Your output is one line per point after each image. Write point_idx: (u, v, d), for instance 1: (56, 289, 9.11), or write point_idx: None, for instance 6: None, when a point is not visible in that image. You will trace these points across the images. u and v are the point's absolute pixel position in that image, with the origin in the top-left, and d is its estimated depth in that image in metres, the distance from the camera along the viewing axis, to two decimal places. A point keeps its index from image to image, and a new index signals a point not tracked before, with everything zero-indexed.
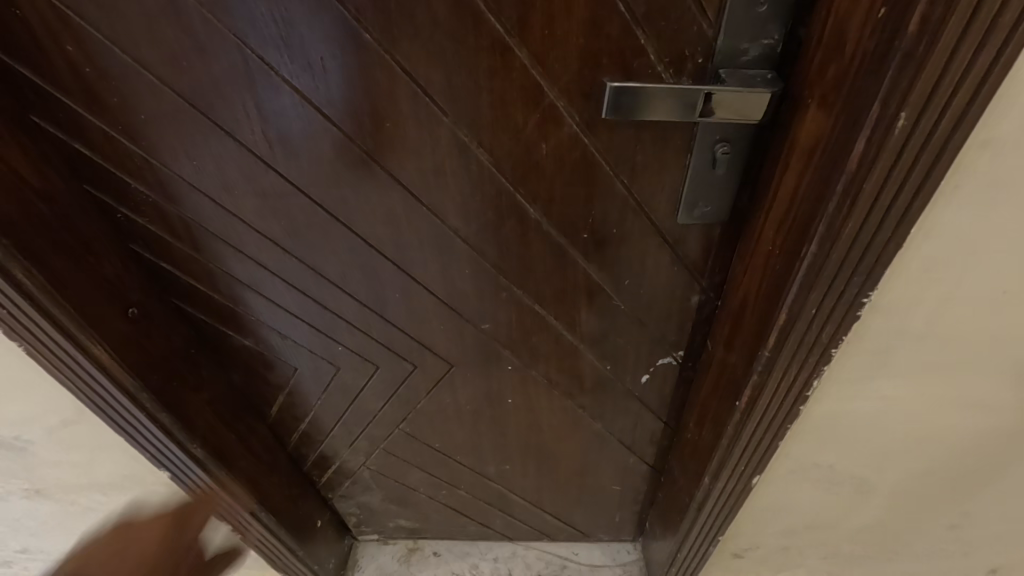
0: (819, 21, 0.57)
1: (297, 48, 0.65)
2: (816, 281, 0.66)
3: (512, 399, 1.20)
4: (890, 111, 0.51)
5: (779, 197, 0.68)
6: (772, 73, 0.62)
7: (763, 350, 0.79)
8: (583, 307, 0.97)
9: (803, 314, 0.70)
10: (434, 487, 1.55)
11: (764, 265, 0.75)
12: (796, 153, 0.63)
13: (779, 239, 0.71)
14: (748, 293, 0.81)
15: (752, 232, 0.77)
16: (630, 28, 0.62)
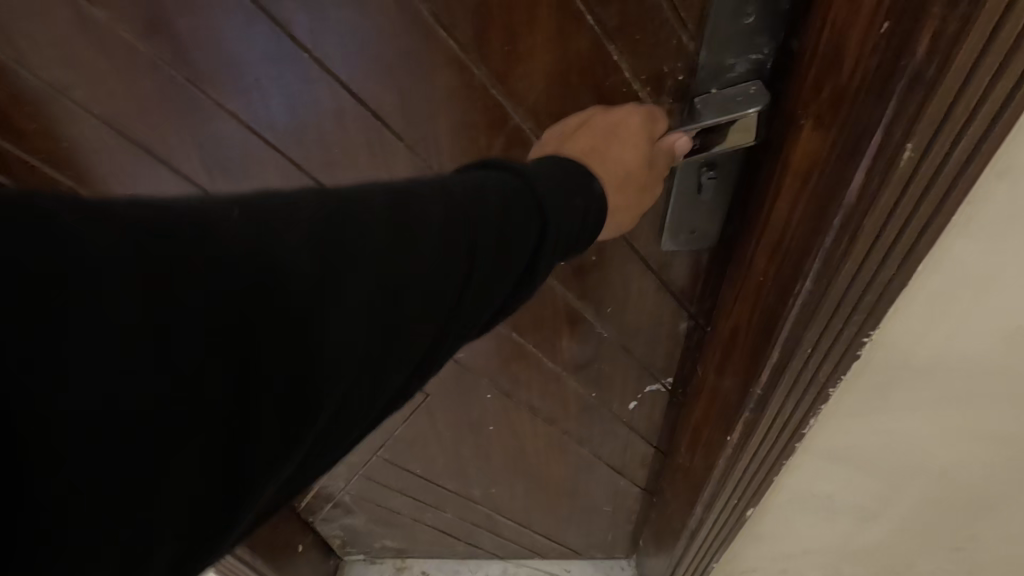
0: (812, 29, 0.49)
1: (227, 66, 0.57)
2: (812, 318, 0.59)
3: (494, 425, 1.14)
4: (896, 138, 0.44)
5: (768, 222, 0.61)
6: (757, 85, 0.54)
7: (754, 387, 0.73)
8: (564, 334, 0.91)
9: (799, 353, 0.63)
10: (419, 509, 1.49)
11: (752, 295, 0.68)
12: (787, 177, 0.56)
13: (767, 271, 0.64)
14: (737, 324, 0.74)
15: (740, 258, 0.70)
16: (601, 43, 0.55)
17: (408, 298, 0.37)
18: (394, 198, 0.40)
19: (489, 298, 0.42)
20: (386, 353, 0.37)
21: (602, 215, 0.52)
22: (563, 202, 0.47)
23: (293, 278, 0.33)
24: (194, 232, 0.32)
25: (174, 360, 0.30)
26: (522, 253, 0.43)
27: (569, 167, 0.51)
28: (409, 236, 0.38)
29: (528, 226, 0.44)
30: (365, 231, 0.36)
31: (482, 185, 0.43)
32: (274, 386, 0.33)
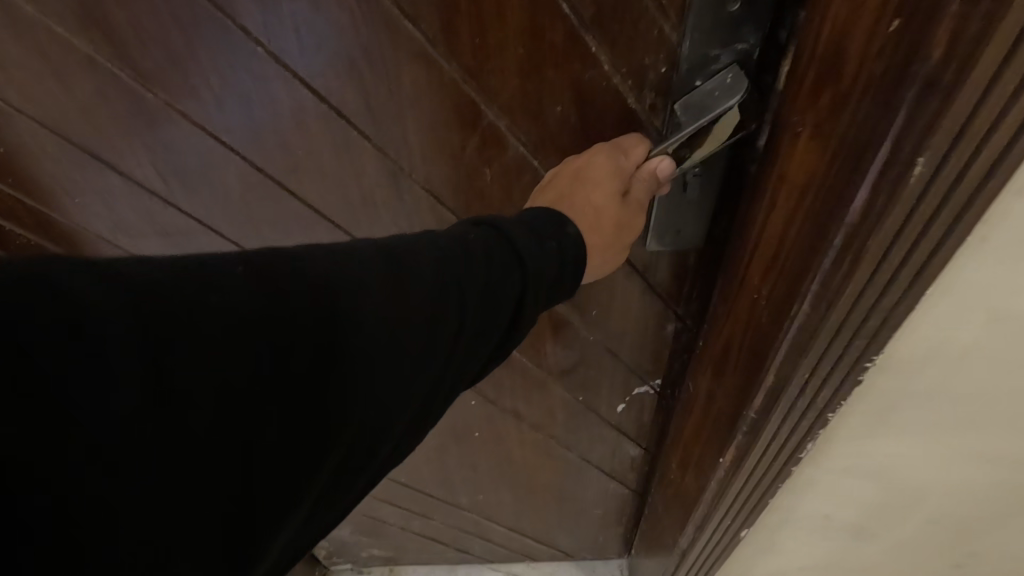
0: (812, 23, 0.42)
1: (174, 63, 0.53)
2: (807, 352, 0.49)
3: (480, 432, 1.10)
4: (910, 148, 0.34)
5: (756, 240, 0.53)
6: (734, 70, 0.50)
7: (743, 420, 0.63)
8: (549, 337, 0.88)
9: (792, 389, 0.53)
10: (406, 518, 1.45)
11: (738, 320, 0.60)
12: (778, 189, 0.48)
13: (755, 295, 0.55)
14: (723, 351, 0.65)
15: (728, 278, 0.62)
16: (578, 34, 0.52)
17: (399, 354, 0.38)
18: (384, 252, 0.40)
19: (474, 352, 0.43)
20: (382, 403, 0.38)
21: (580, 261, 0.50)
22: (547, 255, 0.47)
23: (298, 335, 0.34)
24: (196, 290, 0.32)
25: (188, 417, 0.31)
26: (504, 308, 0.44)
27: (553, 221, 0.49)
28: (402, 291, 0.39)
29: (512, 281, 0.44)
30: (359, 289, 0.37)
31: (468, 241, 0.44)
32: (271, 441, 0.34)
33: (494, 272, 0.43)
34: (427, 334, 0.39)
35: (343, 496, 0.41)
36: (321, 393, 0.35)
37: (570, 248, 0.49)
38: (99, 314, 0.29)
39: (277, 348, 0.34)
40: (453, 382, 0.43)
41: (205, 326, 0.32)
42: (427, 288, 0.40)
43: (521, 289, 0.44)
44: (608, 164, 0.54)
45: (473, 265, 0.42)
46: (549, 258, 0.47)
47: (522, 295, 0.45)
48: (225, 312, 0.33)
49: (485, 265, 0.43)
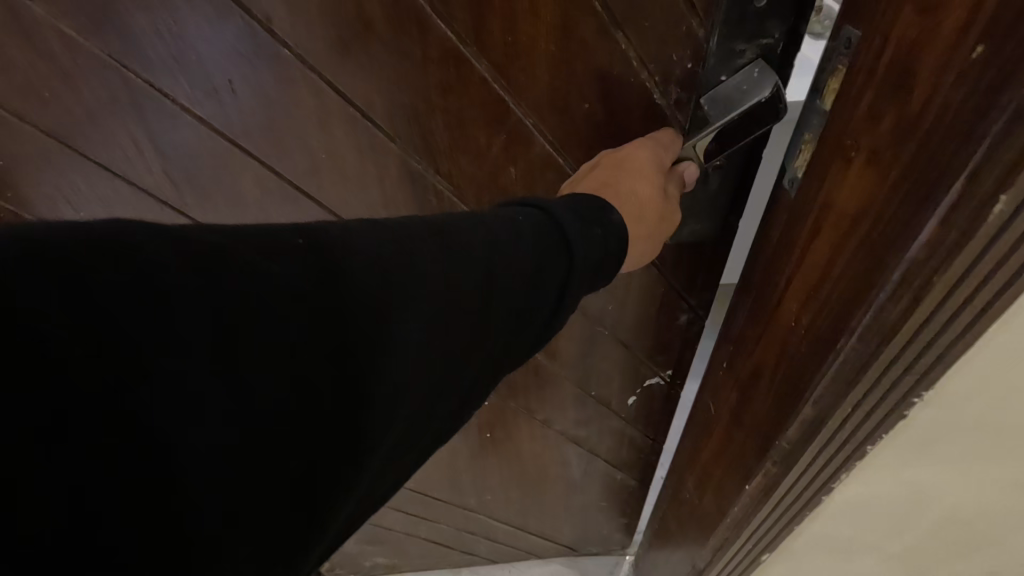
0: (876, 41, 0.35)
1: (193, 66, 0.51)
2: (850, 394, 0.43)
3: (491, 431, 1.10)
4: (989, 184, 0.29)
5: (796, 270, 0.46)
6: (762, 66, 0.51)
7: (768, 462, 0.56)
8: (564, 333, 0.89)
9: (829, 432, 0.47)
10: (412, 523, 1.43)
11: (768, 354, 0.52)
12: (825, 216, 0.41)
13: (790, 324, 0.48)
14: (748, 385, 0.58)
15: (754, 308, 0.55)
16: (608, 31, 0.52)
17: (451, 340, 0.38)
18: (438, 230, 0.39)
19: (520, 335, 0.43)
20: (433, 384, 0.38)
21: (621, 253, 0.50)
22: (596, 240, 0.47)
23: (358, 315, 0.33)
24: (263, 265, 0.31)
25: (254, 400, 0.30)
26: (553, 290, 0.44)
27: (593, 203, 0.49)
28: (456, 276, 0.38)
29: (560, 263, 0.44)
30: (416, 268, 0.36)
31: (518, 220, 0.43)
32: (337, 431, 0.34)
33: (544, 253, 0.43)
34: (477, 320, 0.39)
35: (386, 477, 0.41)
36: (380, 377, 0.35)
37: (613, 231, 0.49)
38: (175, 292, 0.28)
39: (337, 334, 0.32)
40: (497, 364, 0.43)
41: (272, 305, 0.31)
42: (480, 266, 0.40)
43: (568, 272, 0.45)
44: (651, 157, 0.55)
45: (524, 245, 0.42)
46: (594, 241, 0.47)
47: (566, 278, 0.45)
48: (289, 296, 0.31)
49: (537, 247, 0.43)
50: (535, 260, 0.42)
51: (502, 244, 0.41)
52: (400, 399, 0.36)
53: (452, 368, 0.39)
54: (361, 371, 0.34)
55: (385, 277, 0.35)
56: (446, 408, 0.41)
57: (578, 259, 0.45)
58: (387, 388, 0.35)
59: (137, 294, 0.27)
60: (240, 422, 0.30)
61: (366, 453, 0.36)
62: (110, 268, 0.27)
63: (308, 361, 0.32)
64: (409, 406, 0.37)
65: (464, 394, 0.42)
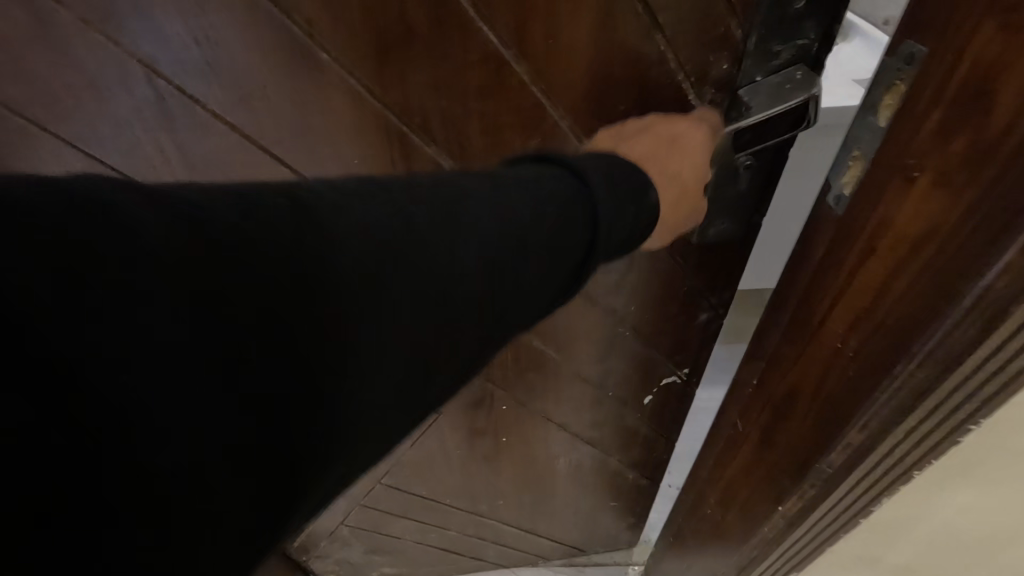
0: (942, 61, 0.35)
1: (228, 72, 0.49)
2: (906, 416, 0.41)
3: (507, 435, 1.09)
4: None
5: (843, 290, 0.45)
6: (804, 70, 0.52)
7: (803, 485, 0.53)
8: (587, 334, 0.89)
9: (875, 455, 0.44)
10: (422, 532, 1.40)
11: (809, 375, 0.50)
12: (882, 235, 0.41)
13: (837, 346, 0.46)
14: (782, 408, 0.55)
15: (789, 328, 0.53)
16: (649, 33, 0.52)
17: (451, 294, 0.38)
18: (448, 190, 0.41)
19: (535, 294, 0.44)
20: (447, 324, 0.38)
21: (648, 227, 0.52)
22: (621, 209, 0.48)
23: (365, 255, 0.35)
24: (276, 213, 0.33)
25: (268, 330, 0.31)
26: (571, 251, 0.45)
27: (618, 167, 0.51)
28: (461, 225, 0.39)
29: (581, 227, 0.45)
30: (423, 218, 0.38)
31: (531, 179, 0.45)
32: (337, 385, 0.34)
33: (558, 207, 0.44)
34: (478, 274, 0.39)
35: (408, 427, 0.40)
36: (391, 313, 0.35)
37: (637, 190, 0.50)
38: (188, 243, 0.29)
39: (346, 272, 0.34)
40: (515, 313, 0.43)
41: (284, 245, 0.32)
42: (487, 217, 0.41)
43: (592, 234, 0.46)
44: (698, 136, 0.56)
45: (538, 200, 0.43)
46: (615, 201, 0.48)
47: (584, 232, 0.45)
48: (282, 246, 0.32)
49: (549, 201, 0.44)
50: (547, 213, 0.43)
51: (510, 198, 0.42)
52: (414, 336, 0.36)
53: (466, 310, 0.39)
54: (371, 306, 0.34)
55: (391, 223, 0.36)
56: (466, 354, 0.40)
57: (597, 215, 0.46)
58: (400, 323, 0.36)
59: (168, 241, 0.29)
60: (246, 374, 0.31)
61: (381, 390, 0.36)
62: (155, 223, 0.29)
63: (304, 312, 0.32)
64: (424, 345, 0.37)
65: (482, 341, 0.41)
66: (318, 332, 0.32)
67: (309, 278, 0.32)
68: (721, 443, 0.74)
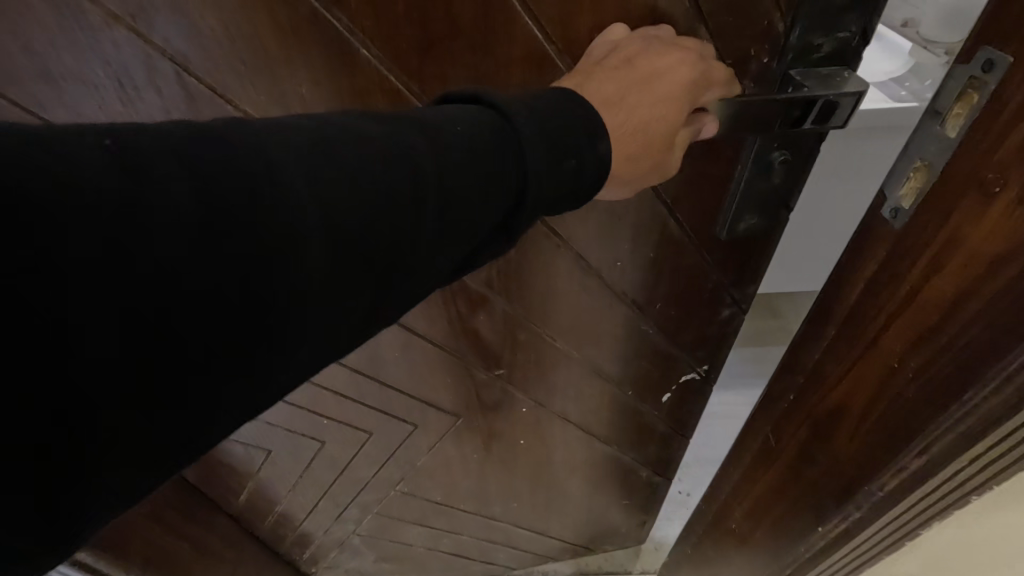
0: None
1: (264, 71, 0.47)
2: (980, 442, 0.40)
3: (525, 437, 1.08)
4: None
5: (903, 308, 0.45)
6: (850, 69, 0.53)
7: (849, 508, 0.52)
8: (612, 335, 0.88)
9: (936, 479, 0.44)
10: (434, 538, 1.37)
11: (860, 393, 0.50)
12: (950, 253, 0.41)
13: (894, 364, 0.46)
14: (825, 424, 0.55)
15: (833, 343, 0.53)
16: (694, 27, 0.52)
17: (314, 269, 0.31)
18: (385, 122, 0.35)
19: (448, 255, 0.37)
20: (366, 262, 0.33)
21: (593, 188, 0.43)
22: (556, 161, 0.39)
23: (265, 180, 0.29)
24: (169, 140, 0.28)
25: (138, 264, 0.26)
26: (491, 206, 0.38)
27: (570, 107, 0.42)
28: (384, 155, 0.34)
29: (501, 186, 0.38)
30: (345, 145, 0.33)
31: (469, 118, 0.38)
32: (163, 380, 0.28)
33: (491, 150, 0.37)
34: (351, 246, 0.32)
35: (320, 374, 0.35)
36: (294, 248, 0.30)
37: (590, 137, 0.42)
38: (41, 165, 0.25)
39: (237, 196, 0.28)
40: (441, 261, 0.37)
41: (162, 171, 0.27)
42: (421, 146, 0.35)
43: (516, 193, 0.39)
44: (752, 112, 0.52)
45: (474, 139, 0.37)
46: (559, 145, 0.40)
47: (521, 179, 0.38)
48: (98, 196, 0.25)
49: (483, 141, 0.37)
50: (482, 152, 0.37)
51: (454, 131, 0.36)
52: (324, 275, 0.31)
53: (385, 255, 0.33)
54: (271, 238, 0.29)
55: (309, 149, 0.32)
56: (385, 302, 0.35)
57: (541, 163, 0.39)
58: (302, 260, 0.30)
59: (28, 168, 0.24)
60: (30, 375, 0.24)
61: (279, 335, 0.31)
62: None
63: (108, 297, 0.26)
64: (336, 285, 0.32)
65: (404, 289, 0.36)
66: (141, 315, 0.26)
67: (194, 203, 0.27)
68: (749, 453, 0.71)
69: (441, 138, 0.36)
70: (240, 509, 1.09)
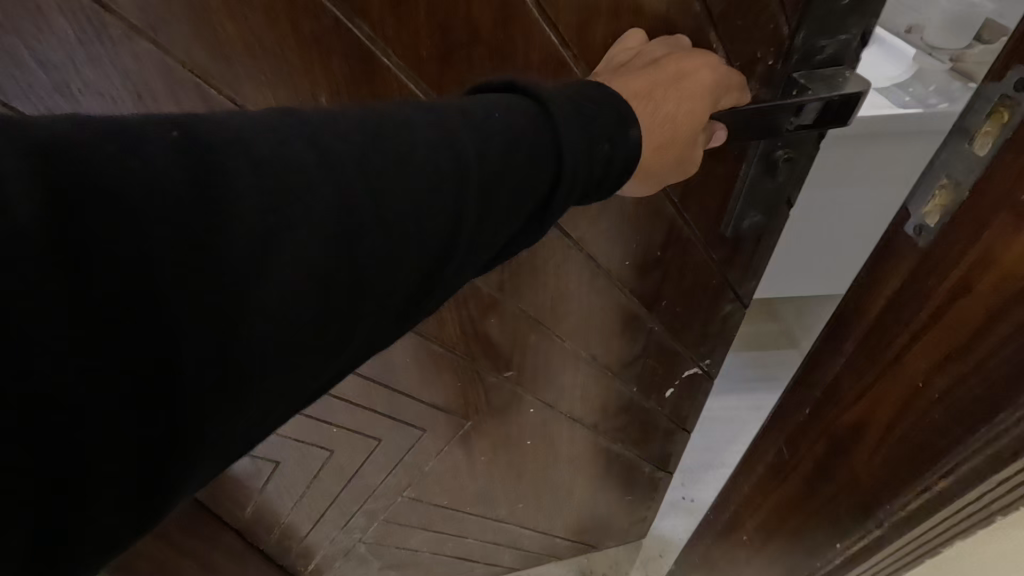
0: None
1: (285, 81, 0.47)
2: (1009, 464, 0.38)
3: (532, 437, 1.08)
4: None
5: (929, 328, 0.43)
6: (852, 70, 0.55)
7: (868, 529, 0.50)
8: (618, 334, 0.89)
9: (959, 503, 0.42)
10: (440, 542, 1.36)
11: (881, 412, 0.48)
12: (980, 274, 0.39)
13: (918, 385, 0.44)
14: (841, 445, 0.52)
15: (854, 360, 0.51)
16: (704, 31, 0.53)
17: (366, 259, 0.32)
18: (429, 110, 0.37)
19: (487, 238, 0.39)
20: (414, 246, 0.34)
21: (625, 171, 0.45)
22: (590, 146, 0.41)
23: (324, 169, 0.31)
24: (235, 129, 0.30)
25: (208, 248, 0.28)
26: (529, 189, 0.39)
27: (598, 94, 0.43)
28: (430, 144, 0.35)
29: (538, 174, 0.39)
30: (394, 135, 0.34)
31: (507, 106, 0.39)
32: (234, 358, 0.30)
33: (528, 135, 0.39)
34: (400, 236, 0.33)
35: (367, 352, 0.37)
36: (350, 233, 0.32)
37: (619, 119, 0.43)
38: (122, 155, 0.27)
39: (298, 183, 0.30)
40: (482, 243, 0.38)
41: (228, 159, 0.29)
42: (463, 134, 0.36)
43: (553, 178, 0.40)
44: (758, 117, 0.54)
45: (512, 126, 0.38)
46: (593, 127, 0.41)
47: (557, 163, 0.40)
48: (174, 183, 0.27)
49: (520, 128, 0.38)
50: (520, 137, 0.38)
51: (494, 119, 0.38)
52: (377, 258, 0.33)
53: (431, 238, 0.35)
54: (328, 224, 0.31)
55: (362, 139, 0.33)
56: (428, 284, 0.37)
57: (577, 146, 0.40)
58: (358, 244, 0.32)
59: (111, 160, 0.26)
60: (120, 350, 0.26)
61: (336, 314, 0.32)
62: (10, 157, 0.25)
63: (184, 278, 0.28)
64: (388, 267, 0.33)
65: (448, 271, 0.37)
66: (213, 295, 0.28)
67: (258, 192, 0.29)
68: (757, 468, 0.68)
69: (483, 125, 0.37)
70: (244, 524, 1.07)
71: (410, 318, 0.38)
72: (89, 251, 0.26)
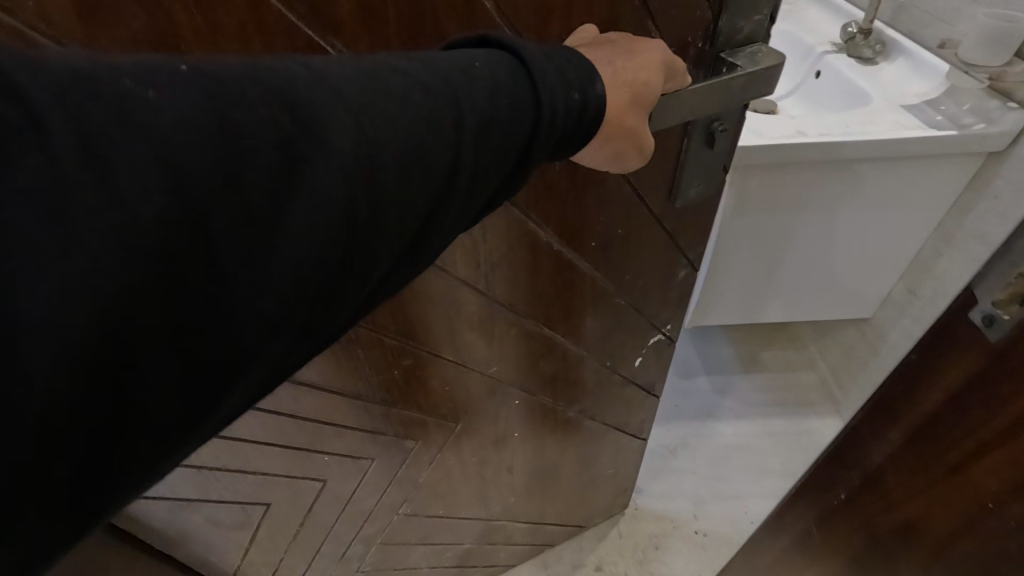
0: None
1: None
2: None
3: (519, 429, 1.11)
4: None
5: (991, 447, 0.48)
6: (766, 46, 0.64)
7: None
8: (589, 313, 0.94)
9: None
10: (438, 554, 1.35)
11: (938, 512, 0.53)
12: None
13: (988, 504, 0.49)
14: (890, 541, 0.58)
15: (900, 449, 0.56)
16: (644, 22, 0.59)
17: (380, 199, 0.36)
18: (422, 63, 0.40)
19: (477, 183, 0.43)
20: (417, 193, 0.38)
21: (598, 121, 0.48)
22: (563, 94, 0.44)
23: (337, 119, 0.34)
24: (254, 77, 0.32)
25: (244, 190, 0.31)
26: (513, 137, 0.43)
27: (568, 55, 0.47)
28: (425, 93, 0.38)
29: (522, 122, 0.43)
30: (393, 84, 0.37)
31: (488, 58, 0.43)
32: (271, 294, 0.33)
33: (509, 86, 0.42)
34: (407, 178, 0.37)
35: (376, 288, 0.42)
36: (365, 185, 0.35)
37: (585, 71, 0.47)
38: (151, 98, 0.29)
39: (314, 130, 0.33)
40: (473, 188, 0.43)
41: (250, 104, 0.31)
42: (454, 84, 0.40)
43: (535, 126, 0.43)
44: (700, 96, 0.60)
45: (495, 78, 0.42)
46: (563, 75, 0.45)
47: (535, 111, 0.43)
48: (209, 128, 0.30)
49: (501, 80, 0.42)
50: (502, 87, 0.42)
51: (477, 69, 0.41)
52: (388, 205, 0.36)
53: (431, 184, 0.39)
54: (346, 169, 0.34)
55: (369, 89, 0.36)
56: (428, 228, 0.41)
57: (548, 94, 0.43)
58: (374, 194, 0.35)
59: (142, 101, 0.29)
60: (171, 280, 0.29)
61: (355, 256, 0.36)
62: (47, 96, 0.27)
63: (224, 218, 0.30)
64: (397, 212, 0.37)
65: (444, 215, 0.42)
66: (249, 234, 0.31)
67: (280, 138, 0.32)
68: (793, 530, 0.74)
69: (469, 77, 0.40)
70: None
71: (414, 257, 0.43)
72: (122, 182, 0.27)
